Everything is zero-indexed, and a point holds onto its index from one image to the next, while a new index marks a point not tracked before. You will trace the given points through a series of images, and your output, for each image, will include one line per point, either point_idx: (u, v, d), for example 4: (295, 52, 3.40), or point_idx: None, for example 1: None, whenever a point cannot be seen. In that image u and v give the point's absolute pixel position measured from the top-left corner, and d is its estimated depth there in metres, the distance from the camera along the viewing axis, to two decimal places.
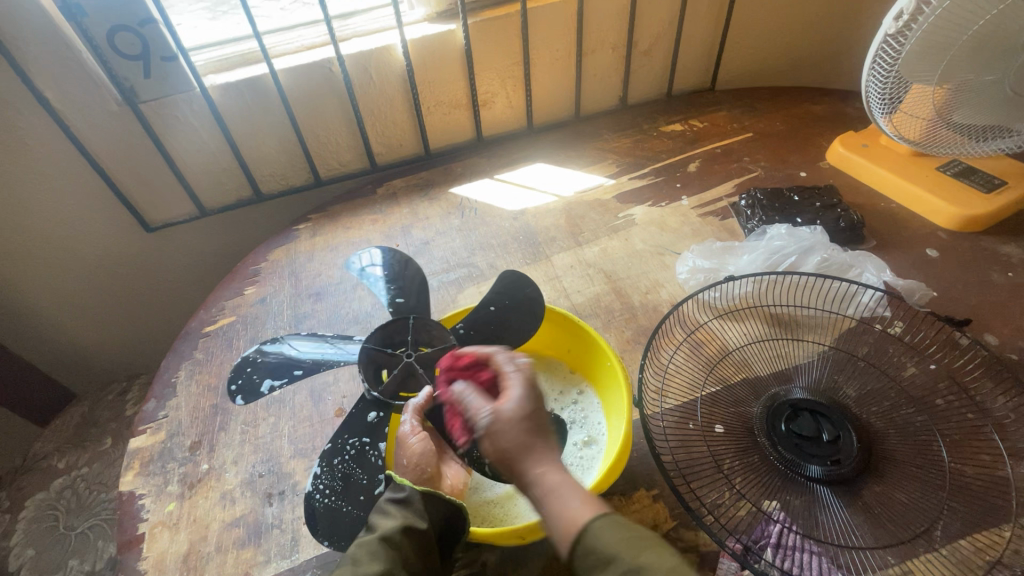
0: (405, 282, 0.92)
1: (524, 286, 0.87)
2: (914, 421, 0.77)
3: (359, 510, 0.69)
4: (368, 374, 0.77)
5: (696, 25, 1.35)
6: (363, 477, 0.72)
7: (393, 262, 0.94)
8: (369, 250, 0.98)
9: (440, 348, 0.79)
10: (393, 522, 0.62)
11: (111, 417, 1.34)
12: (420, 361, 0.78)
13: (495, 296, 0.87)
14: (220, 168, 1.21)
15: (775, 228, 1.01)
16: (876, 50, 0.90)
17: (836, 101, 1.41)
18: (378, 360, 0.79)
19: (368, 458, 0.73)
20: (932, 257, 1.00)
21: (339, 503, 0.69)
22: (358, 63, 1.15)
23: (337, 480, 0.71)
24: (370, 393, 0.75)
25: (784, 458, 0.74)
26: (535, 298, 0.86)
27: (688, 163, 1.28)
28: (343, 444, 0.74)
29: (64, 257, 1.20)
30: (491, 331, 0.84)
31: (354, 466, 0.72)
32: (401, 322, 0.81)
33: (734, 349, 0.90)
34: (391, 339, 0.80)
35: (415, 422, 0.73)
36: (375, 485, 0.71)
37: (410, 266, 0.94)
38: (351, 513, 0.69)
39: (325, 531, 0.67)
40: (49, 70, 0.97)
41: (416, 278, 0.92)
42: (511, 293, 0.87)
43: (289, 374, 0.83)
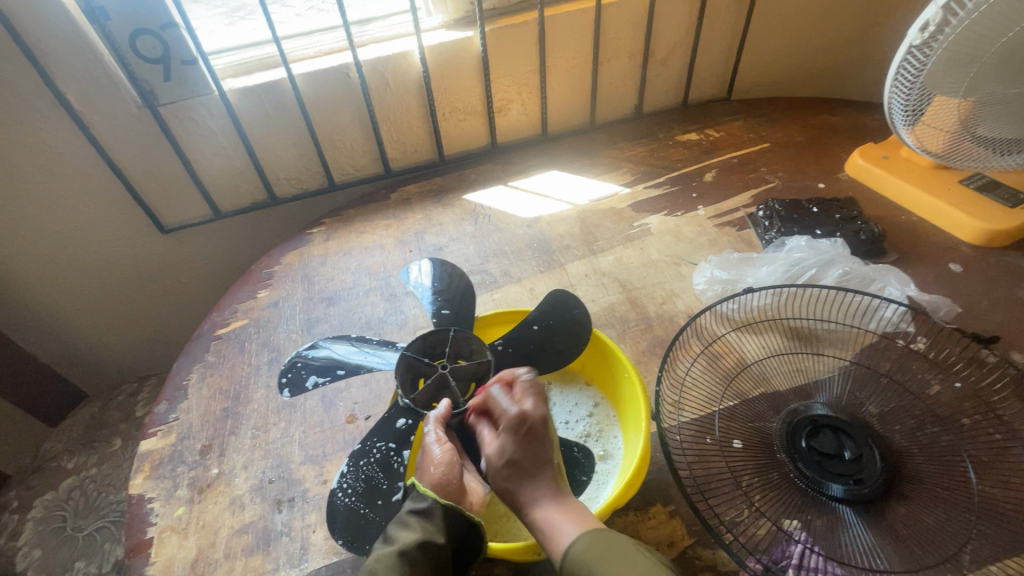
0: (451, 293, 0.89)
1: (570, 307, 0.85)
2: (940, 440, 0.75)
3: (376, 515, 0.68)
4: (403, 381, 0.76)
5: (713, 35, 1.34)
6: (383, 482, 0.71)
7: (444, 275, 0.92)
8: (420, 262, 0.95)
9: (478, 362, 0.77)
10: (412, 536, 0.61)
11: (121, 418, 1.34)
12: (454, 373, 0.76)
13: (540, 315, 0.85)
14: (235, 171, 1.21)
15: (794, 240, 1.00)
16: (900, 60, 0.88)
17: (855, 112, 1.39)
18: (416, 369, 0.77)
19: (391, 465, 0.72)
20: (956, 272, 0.98)
21: (359, 505, 0.69)
22: (374, 69, 1.16)
23: (361, 481, 0.70)
24: (404, 400, 0.73)
25: (806, 475, 0.72)
26: (582, 324, 0.83)
27: (704, 172, 1.27)
28: (371, 445, 0.73)
29: (80, 257, 1.21)
30: (532, 351, 0.83)
31: (378, 472, 0.71)
32: (441, 333, 0.79)
33: (752, 363, 0.88)
34: (430, 349, 0.79)
35: (439, 433, 0.70)
36: (393, 491, 0.70)
37: (460, 278, 0.92)
38: (367, 517, 0.68)
39: (343, 534, 0.66)
40: (69, 72, 0.98)
41: (464, 291, 0.90)
42: (557, 315, 0.84)
43: (332, 374, 0.82)
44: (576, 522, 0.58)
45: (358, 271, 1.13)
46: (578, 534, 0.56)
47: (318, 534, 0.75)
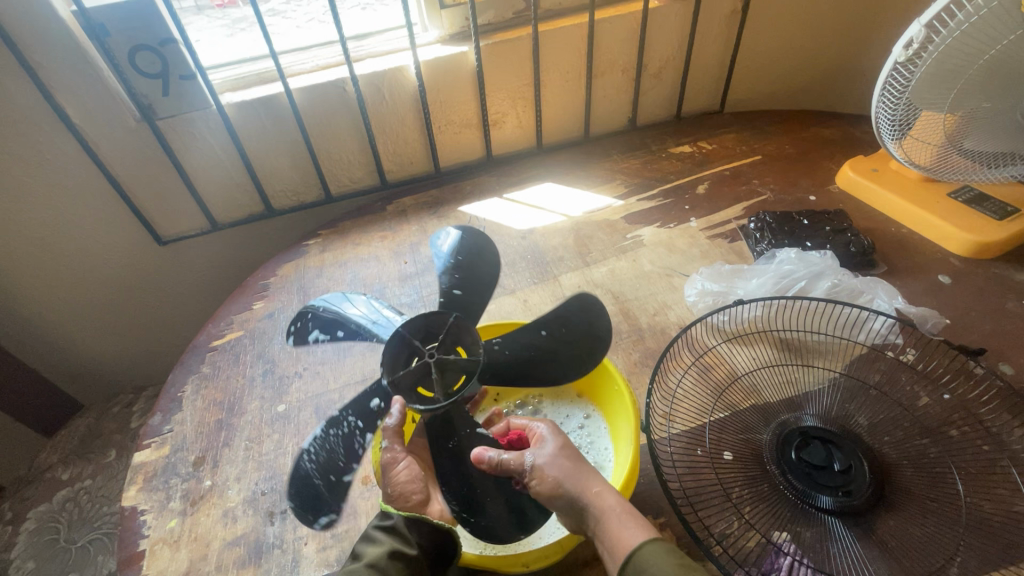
0: (470, 278, 0.84)
1: (591, 317, 0.80)
2: (928, 452, 0.76)
3: (326, 489, 0.69)
4: (390, 358, 0.72)
5: (705, 49, 1.36)
6: (341, 460, 0.71)
7: (473, 258, 0.86)
8: (455, 237, 0.89)
9: (468, 358, 0.71)
10: (379, 549, 0.64)
11: (116, 429, 1.34)
12: (439, 363, 0.71)
13: (555, 320, 0.80)
14: (233, 183, 1.23)
15: (784, 253, 1.01)
16: (884, 79, 0.90)
17: (846, 125, 1.41)
18: (405, 349, 0.73)
19: (353, 445, 0.71)
20: (945, 284, 0.99)
21: (315, 474, 0.69)
22: (370, 83, 1.17)
23: (324, 450, 0.71)
24: (382, 379, 0.71)
25: (795, 487, 0.72)
26: (598, 343, 0.78)
27: (696, 185, 1.29)
28: (343, 416, 0.73)
29: (77, 268, 1.22)
30: (529, 357, 0.79)
31: (339, 448, 0.71)
32: (438, 317, 0.75)
33: (743, 374, 0.89)
34: (429, 329, 0.75)
35: (397, 448, 0.71)
36: (346, 471, 0.70)
37: (489, 265, 0.86)
38: (318, 488, 0.69)
39: (293, 498, 0.68)
40: (69, 86, 0.99)
41: (485, 278, 0.85)
42: (573, 328, 0.79)
43: (332, 334, 0.84)
44: (642, 526, 0.58)
45: (353, 283, 1.14)
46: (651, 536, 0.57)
47: (310, 546, 0.75)
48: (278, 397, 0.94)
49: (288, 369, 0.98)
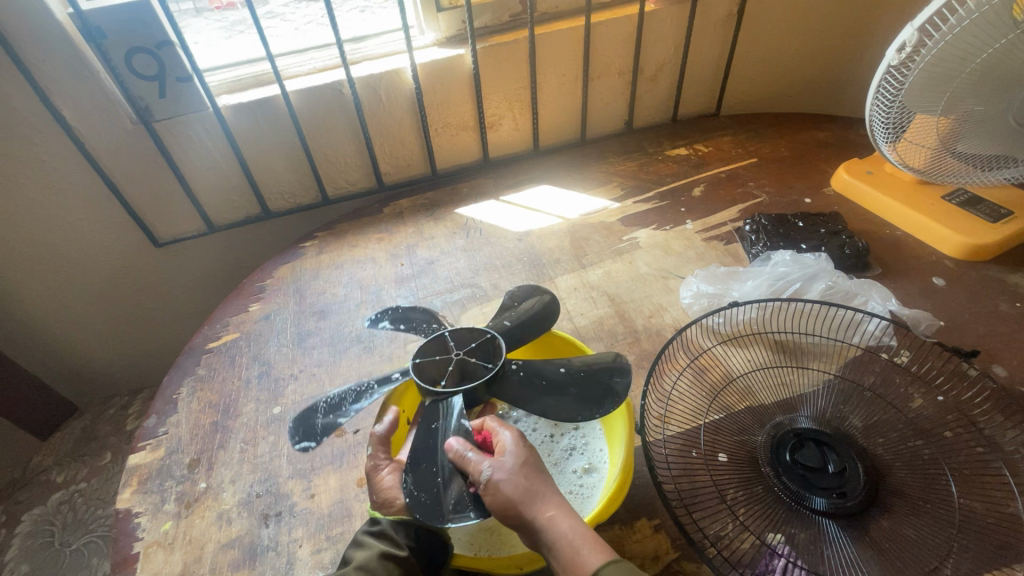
0: (524, 318, 0.84)
1: (616, 373, 0.75)
2: (922, 454, 0.76)
3: (322, 425, 0.74)
4: (424, 347, 0.77)
5: (701, 52, 1.37)
6: (346, 402, 0.75)
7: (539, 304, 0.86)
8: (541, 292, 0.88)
9: (485, 367, 0.74)
10: (369, 552, 0.65)
11: (112, 431, 1.33)
12: (461, 364, 0.75)
13: (581, 363, 0.77)
14: (230, 185, 1.23)
15: (779, 255, 1.02)
16: (878, 82, 0.91)
17: (841, 128, 1.42)
18: (438, 346, 0.78)
19: (363, 395, 0.75)
20: (939, 286, 0.99)
21: (319, 411, 0.75)
22: (367, 86, 1.18)
23: (339, 395, 0.76)
24: (412, 359, 0.76)
25: (790, 489, 0.72)
26: (614, 391, 0.73)
27: (692, 187, 1.29)
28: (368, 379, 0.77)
29: (73, 270, 1.22)
30: (540, 386, 0.74)
31: (351, 395, 0.76)
32: (480, 331, 0.79)
33: (738, 376, 0.89)
34: (467, 340, 0.78)
35: (384, 455, 0.73)
36: (342, 414, 0.74)
37: (549, 309, 0.85)
38: (316, 422, 0.74)
39: (295, 420, 0.75)
40: (66, 89, 0.99)
41: (541, 323, 0.83)
42: (594, 371, 0.76)
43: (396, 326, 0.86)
44: (599, 551, 0.57)
45: (350, 285, 1.14)
46: (607, 560, 0.56)
47: (304, 548, 0.75)
48: (274, 399, 0.94)
49: (284, 371, 0.98)
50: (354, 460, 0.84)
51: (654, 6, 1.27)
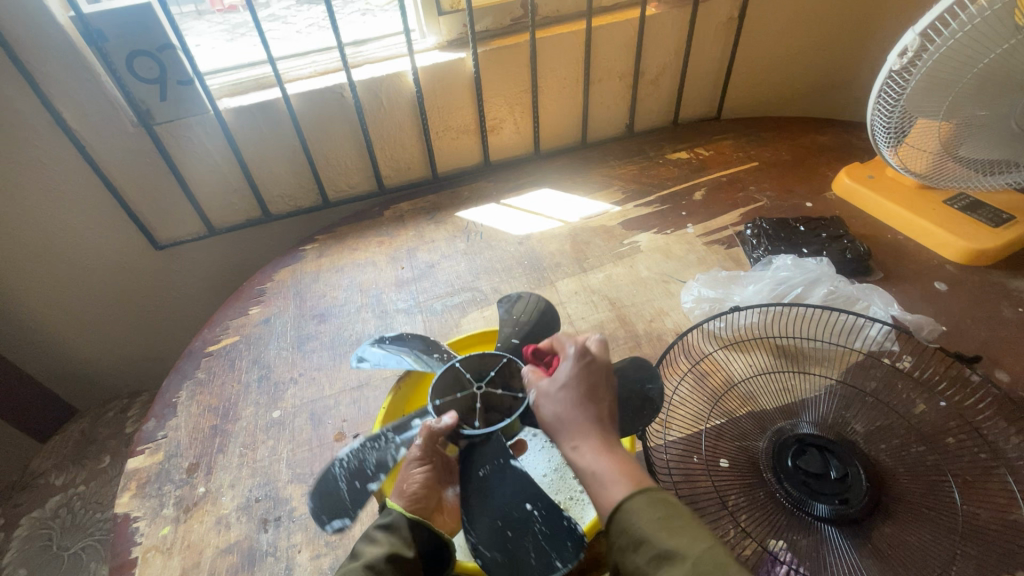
0: (526, 328, 0.80)
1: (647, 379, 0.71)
2: (925, 459, 0.75)
3: (350, 495, 0.65)
4: (440, 386, 0.72)
5: (702, 55, 1.37)
6: (370, 468, 0.67)
7: (541, 315, 0.82)
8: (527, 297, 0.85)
9: (512, 398, 0.69)
10: (379, 549, 0.61)
11: (111, 434, 1.33)
12: (485, 398, 0.70)
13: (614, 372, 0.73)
14: (230, 189, 1.23)
15: (781, 259, 1.02)
16: (879, 86, 0.91)
17: (842, 132, 1.41)
18: (456, 380, 0.73)
19: (386, 456, 0.68)
20: (941, 290, 0.99)
21: (341, 478, 0.66)
22: (368, 89, 1.18)
23: (358, 458, 0.68)
24: (431, 402, 0.71)
25: (792, 495, 0.72)
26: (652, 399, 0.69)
27: (693, 191, 1.29)
28: (384, 430, 0.70)
29: (72, 272, 1.21)
30: None
31: (371, 452, 0.68)
32: (493, 357, 0.74)
33: (739, 381, 0.89)
34: (481, 368, 0.73)
35: (416, 453, 0.70)
36: (372, 481, 0.66)
37: (551, 321, 0.82)
38: (342, 493, 0.66)
39: (316, 496, 0.65)
40: (67, 91, 0.99)
41: (543, 330, 0.81)
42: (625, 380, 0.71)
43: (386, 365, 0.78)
44: (625, 483, 0.55)
45: (350, 288, 1.13)
46: (634, 490, 0.54)
47: (304, 553, 0.74)
48: (273, 403, 0.94)
49: (283, 375, 0.98)
50: None
51: (655, 10, 1.27)
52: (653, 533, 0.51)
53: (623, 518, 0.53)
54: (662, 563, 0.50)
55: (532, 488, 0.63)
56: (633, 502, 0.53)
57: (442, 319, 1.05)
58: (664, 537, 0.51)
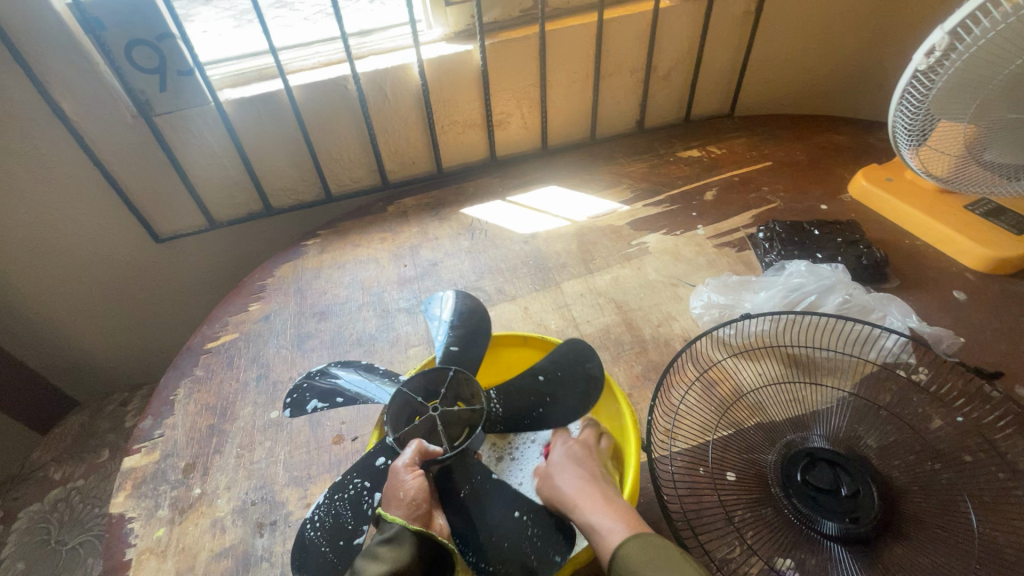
0: (464, 329, 0.80)
1: (585, 359, 0.76)
2: (940, 478, 0.73)
3: (337, 557, 0.62)
4: (395, 417, 0.70)
5: (716, 50, 1.33)
6: (350, 522, 0.65)
7: (469, 313, 0.82)
8: (443, 296, 0.86)
9: (471, 410, 0.69)
10: (379, 567, 0.55)
11: (110, 428, 1.32)
12: (444, 417, 0.69)
13: (551, 361, 0.77)
14: (232, 182, 1.21)
15: (794, 265, 0.98)
16: (904, 87, 0.87)
17: (859, 131, 1.37)
18: (411, 404, 0.71)
19: (362, 505, 0.66)
20: (960, 300, 0.96)
21: (322, 542, 0.63)
22: (372, 81, 1.15)
23: (331, 515, 0.65)
24: (389, 436, 0.69)
25: (801, 511, 0.69)
26: (595, 379, 0.74)
27: (704, 191, 1.25)
28: (348, 479, 0.68)
29: (72, 265, 1.20)
30: (533, 402, 0.74)
31: (344, 508, 0.66)
32: (440, 371, 0.73)
33: (748, 392, 0.86)
34: (430, 387, 0.72)
35: (413, 461, 0.64)
36: (357, 534, 0.64)
37: (482, 319, 0.81)
38: (328, 557, 0.62)
39: (298, 568, 0.61)
40: (66, 82, 0.97)
41: (479, 330, 0.81)
42: (567, 366, 0.76)
43: (331, 400, 0.76)
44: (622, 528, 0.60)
45: (352, 286, 1.11)
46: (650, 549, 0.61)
47: None
48: (271, 403, 0.92)
49: (282, 374, 0.96)
50: None
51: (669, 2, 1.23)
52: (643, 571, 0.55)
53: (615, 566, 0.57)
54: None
55: (516, 495, 0.65)
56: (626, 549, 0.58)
57: None
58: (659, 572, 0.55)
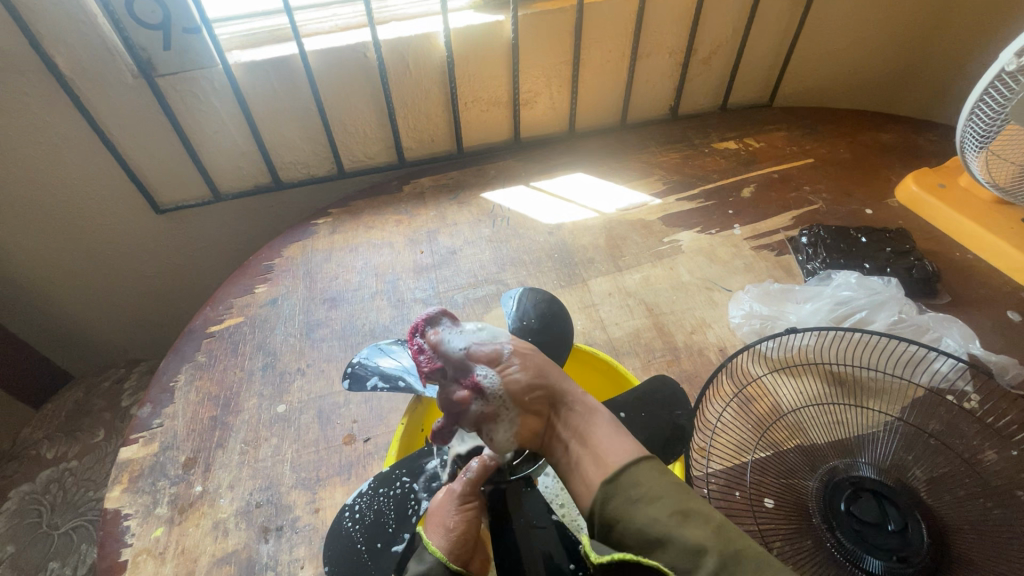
0: (539, 337, 0.74)
1: (674, 404, 0.68)
2: (993, 515, 0.67)
3: (371, 561, 0.57)
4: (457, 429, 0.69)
5: (763, 35, 1.24)
6: (391, 525, 0.59)
7: (549, 320, 0.75)
8: (521, 293, 0.78)
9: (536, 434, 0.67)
10: None
11: (106, 407, 1.27)
12: None
13: (635, 398, 0.68)
14: (238, 152, 1.12)
15: (843, 276, 0.92)
16: (983, 89, 0.80)
17: (907, 130, 1.29)
18: None
19: (407, 509, 0.61)
20: (1014, 321, 0.90)
21: (358, 538, 0.58)
22: (394, 50, 1.06)
23: (373, 511, 0.60)
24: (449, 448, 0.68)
25: (843, 546, 0.64)
26: (683, 427, 0.66)
27: (741, 187, 1.18)
28: (397, 475, 0.63)
29: (67, 234, 1.13)
30: None
31: (388, 505, 0.60)
32: None
33: (788, 411, 0.82)
34: None
35: (464, 493, 0.61)
36: (397, 540, 0.58)
37: (563, 331, 0.75)
38: (362, 557, 0.57)
39: (330, 562, 0.56)
40: (59, 34, 0.88)
41: (554, 340, 0.74)
42: (653, 406, 0.68)
43: (392, 383, 0.71)
44: (628, 451, 0.55)
45: (365, 271, 1.05)
46: (622, 465, 0.54)
47: (306, 570, 0.68)
48: (278, 396, 0.87)
49: (290, 365, 0.91)
50: (363, 472, 0.77)
51: None
52: (670, 493, 0.50)
53: (621, 482, 0.52)
54: (690, 555, 0.45)
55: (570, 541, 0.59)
56: (636, 468, 0.53)
57: (464, 314, 0.97)
58: (664, 492, 0.50)
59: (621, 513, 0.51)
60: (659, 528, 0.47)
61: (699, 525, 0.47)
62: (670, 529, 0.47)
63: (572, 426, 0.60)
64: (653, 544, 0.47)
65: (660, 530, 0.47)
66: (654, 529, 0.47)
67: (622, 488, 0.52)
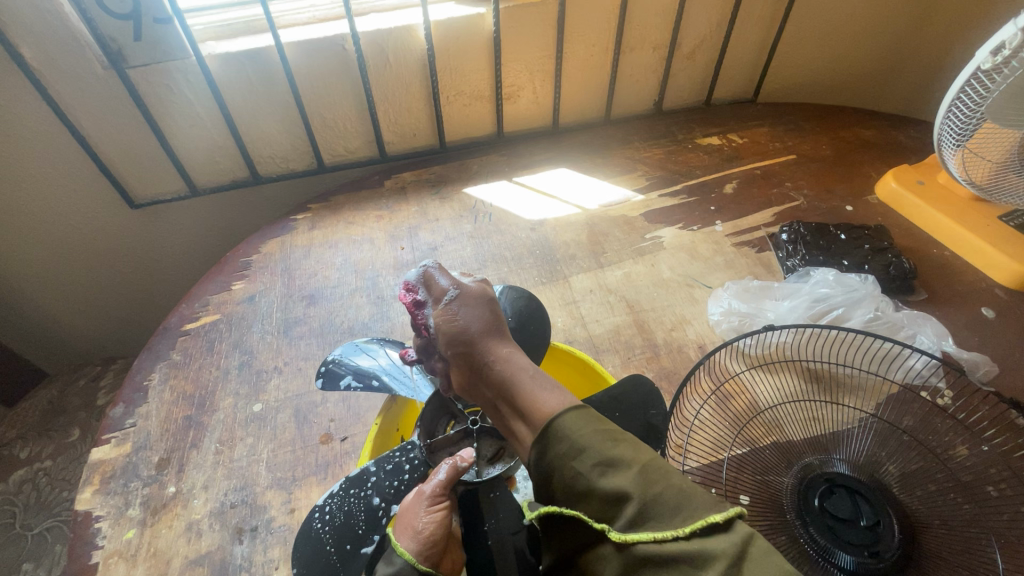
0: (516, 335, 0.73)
1: (648, 404, 0.68)
2: (963, 510, 0.67)
3: (340, 562, 0.57)
4: (431, 418, 0.70)
5: (746, 30, 1.23)
6: (361, 527, 0.59)
7: (526, 318, 0.74)
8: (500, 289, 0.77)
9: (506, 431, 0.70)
10: None
11: (81, 405, 1.25)
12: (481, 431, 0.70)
13: (609, 398, 0.68)
14: (215, 146, 1.10)
15: (822, 273, 0.92)
16: (959, 87, 0.80)
17: (889, 127, 1.30)
18: (447, 408, 0.72)
19: (377, 510, 0.60)
20: (988, 318, 0.91)
21: (328, 540, 0.58)
22: (373, 42, 1.04)
23: (343, 512, 0.59)
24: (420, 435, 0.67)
25: (816, 543, 0.64)
26: (656, 428, 0.66)
27: (723, 183, 1.18)
28: (367, 475, 0.62)
29: (38, 230, 1.10)
30: None
31: (358, 507, 0.60)
32: None
33: (765, 409, 0.83)
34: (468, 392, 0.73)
35: (437, 494, 0.58)
36: (367, 542, 0.58)
37: (540, 329, 0.75)
38: (331, 559, 0.57)
39: (298, 563, 0.56)
40: (25, 24, 0.86)
41: (530, 339, 0.74)
42: (627, 407, 0.67)
43: (365, 382, 0.71)
44: (563, 401, 0.51)
45: (344, 268, 1.04)
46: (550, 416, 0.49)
47: (281, 571, 0.68)
48: (254, 395, 0.85)
49: (266, 363, 0.89)
50: (340, 472, 0.77)
51: None
52: (598, 441, 0.45)
53: (550, 435, 0.48)
54: (612, 504, 0.43)
55: None
56: (564, 418, 0.48)
57: None
58: (594, 443, 0.45)
59: (552, 469, 0.47)
60: (582, 483, 0.44)
61: (622, 471, 0.43)
62: (592, 483, 0.44)
63: (496, 385, 0.56)
64: (579, 497, 0.45)
65: (583, 485, 0.44)
66: (576, 485, 0.45)
67: (551, 442, 0.48)
